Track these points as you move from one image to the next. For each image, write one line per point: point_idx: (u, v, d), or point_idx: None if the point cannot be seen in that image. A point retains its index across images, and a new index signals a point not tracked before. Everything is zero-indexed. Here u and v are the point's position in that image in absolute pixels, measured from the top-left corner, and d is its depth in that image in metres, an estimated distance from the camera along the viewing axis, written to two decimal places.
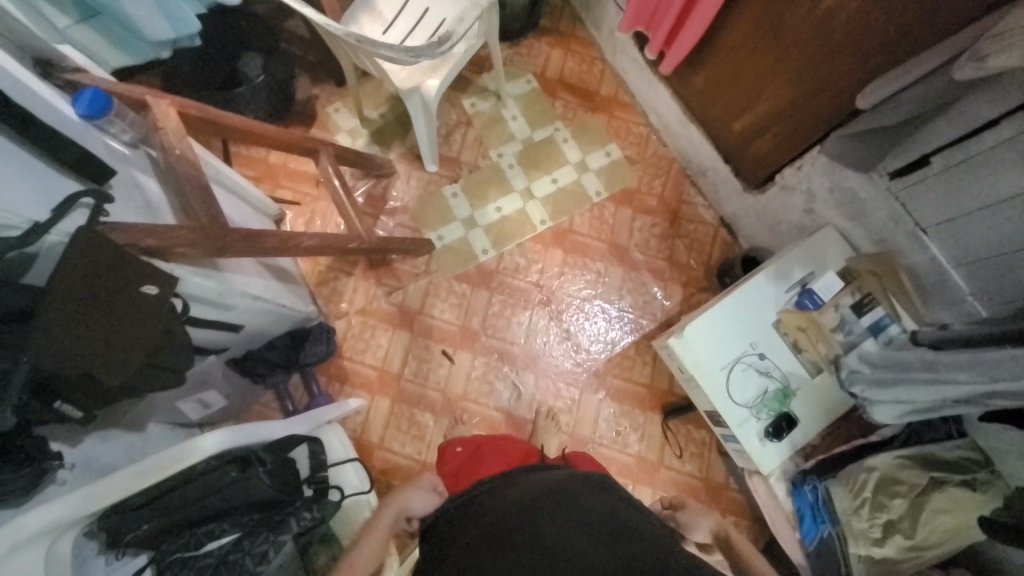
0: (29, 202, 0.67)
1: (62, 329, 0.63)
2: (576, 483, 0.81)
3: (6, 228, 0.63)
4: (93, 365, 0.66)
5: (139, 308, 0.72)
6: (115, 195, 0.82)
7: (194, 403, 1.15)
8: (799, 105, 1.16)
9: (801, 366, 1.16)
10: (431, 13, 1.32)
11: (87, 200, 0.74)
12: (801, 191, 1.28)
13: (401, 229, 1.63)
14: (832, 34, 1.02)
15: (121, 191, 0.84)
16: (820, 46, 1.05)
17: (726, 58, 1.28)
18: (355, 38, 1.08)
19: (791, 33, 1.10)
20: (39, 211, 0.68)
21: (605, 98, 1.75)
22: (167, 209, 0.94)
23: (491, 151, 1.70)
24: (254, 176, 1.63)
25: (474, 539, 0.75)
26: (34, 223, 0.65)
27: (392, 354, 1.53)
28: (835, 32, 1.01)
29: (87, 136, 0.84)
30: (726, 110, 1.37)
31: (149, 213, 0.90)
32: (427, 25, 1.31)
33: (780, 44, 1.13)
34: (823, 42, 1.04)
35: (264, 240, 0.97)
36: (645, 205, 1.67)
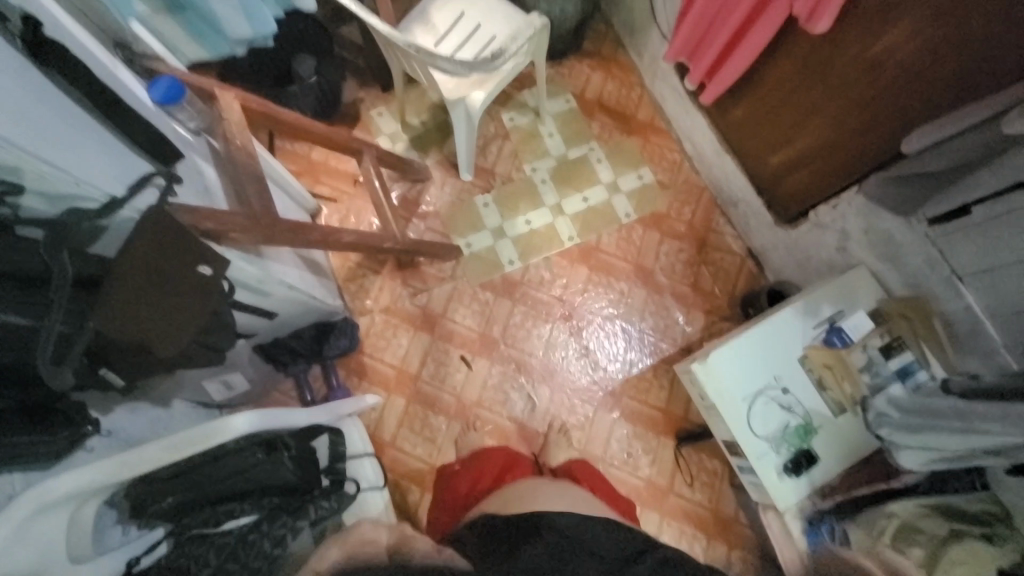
0: (108, 176, 0.72)
1: (123, 298, 0.67)
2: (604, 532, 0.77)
3: (87, 200, 0.69)
4: (152, 336, 0.70)
5: (195, 284, 0.74)
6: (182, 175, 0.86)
7: (221, 384, 1.18)
8: (839, 145, 1.17)
9: (825, 404, 1.15)
10: (482, 30, 1.37)
11: (157, 179, 0.79)
12: (834, 229, 1.29)
13: (431, 233, 1.66)
14: (879, 78, 1.03)
15: (187, 173, 0.89)
16: (865, 90, 1.07)
17: (769, 93, 1.30)
18: (411, 48, 1.13)
19: (837, 75, 1.11)
20: (115, 185, 0.72)
21: (641, 123, 1.77)
22: (222, 194, 0.98)
23: (526, 164, 1.73)
24: (296, 171, 1.69)
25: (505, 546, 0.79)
26: (110, 199, 0.70)
27: (411, 354, 1.55)
28: (882, 76, 1.03)
29: (159, 119, 0.89)
30: (764, 143, 1.39)
31: (206, 196, 0.92)
32: (478, 41, 1.36)
33: (826, 84, 1.15)
34: (868, 86, 1.06)
35: (308, 233, 1.00)
36: (673, 230, 1.68)
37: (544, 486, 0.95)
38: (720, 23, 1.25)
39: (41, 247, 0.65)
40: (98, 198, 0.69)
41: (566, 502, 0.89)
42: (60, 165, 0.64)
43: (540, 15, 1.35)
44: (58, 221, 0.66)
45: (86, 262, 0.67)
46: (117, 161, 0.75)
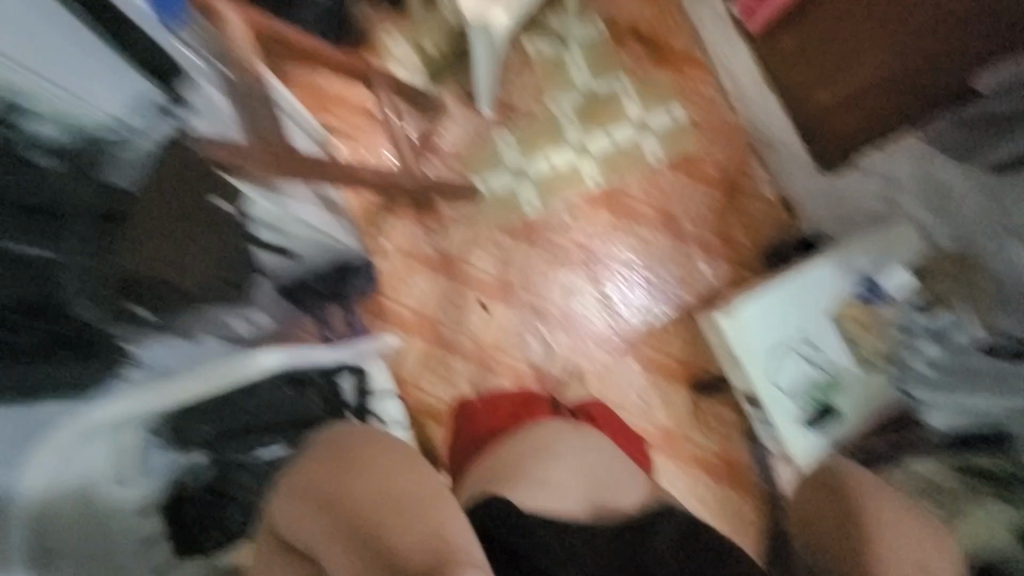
0: (114, 98, 0.71)
1: (148, 237, 0.73)
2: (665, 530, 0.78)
3: (91, 124, 0.70)
4: (172, 273, 0.75)
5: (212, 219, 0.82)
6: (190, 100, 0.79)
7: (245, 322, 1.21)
8: (899, 80, 1.08)
9: (850, 358, 1.14)
10: None
11: (164, 105, 0.77)
12: (882, 176, 1.20)
13: (449, 173, 1.59)
14: (955, 5, 0.96)
15: (200, 100, 0.83)
16: (939, 17, 0.99)
17: (833, 18, 1.18)
18: None
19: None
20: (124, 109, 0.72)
21: (677, 53, 1.63)
22: (233, 120, 0.87)
23: (550, 99, 1.62)
24: (306, 102, 1.60)
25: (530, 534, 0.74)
26: (113, 121, 0.71)
27: (429, 298, 1.55)
28: (960, 2, 0.95)
29: None
30: (815, 80, 1.27)
31: (218, 125, 0.84)
32: None
33: (904, 7, 1.03)
34: (944, 13, 0.98)
35: (327, 170, 0.96)
36: (704, 174, 1.59)
37: (560, 433, 0.89)
38: None
39: (55, 178, 0.66)
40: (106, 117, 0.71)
41: (579, 458, 0.88)
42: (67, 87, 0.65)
43: None
44: (68, 149, 0.67)
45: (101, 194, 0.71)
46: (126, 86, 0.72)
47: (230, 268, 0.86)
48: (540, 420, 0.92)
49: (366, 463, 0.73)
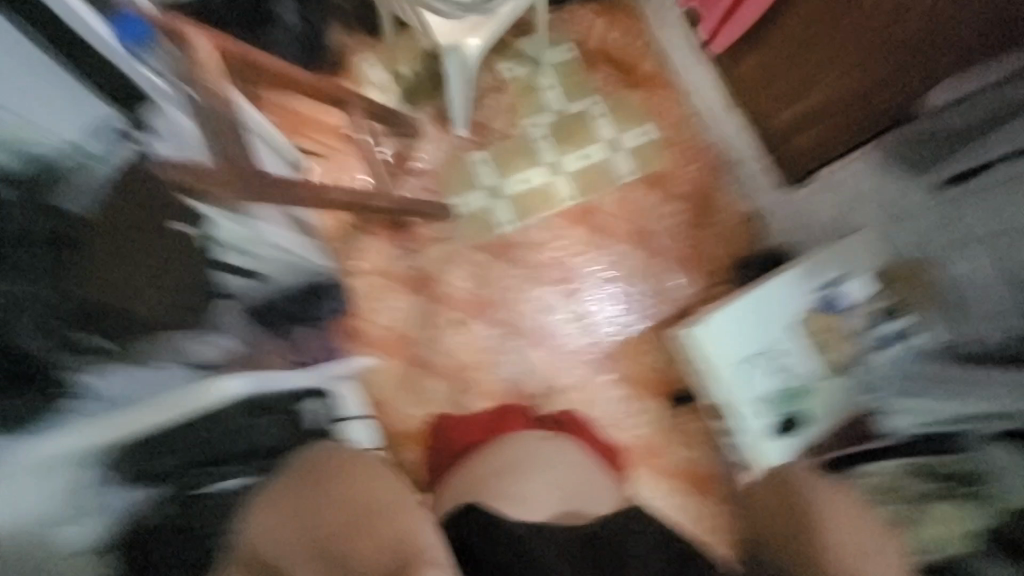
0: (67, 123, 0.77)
1: (97, 258, 0.71)
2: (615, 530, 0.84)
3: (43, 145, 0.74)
4: (130, 298, 0.73)
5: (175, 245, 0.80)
6: None
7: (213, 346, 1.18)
8: (858, 98, 1.13)
9: (817, 366, 1.15)
10: None
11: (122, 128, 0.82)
12: (843, 189, 1.24)
13: (424, 192, 1.60)
14: (903, 26, 0.99)
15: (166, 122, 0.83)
16: (889, 39, 1.02)
17: (782, 40, 1.24)
18: None
19: (860, 22, 1.06)
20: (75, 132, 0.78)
21: (646, 74, 1.68)
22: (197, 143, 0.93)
23: (524, 119, 1.65)
24: (281, 124, 1.60)
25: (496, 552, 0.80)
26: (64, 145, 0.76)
27: (405, 318, 1.53)
28: (906, 24, 0.98)
29: (126, 61, 0.80)
30: (773, 99, 1.34)
31: (180, 146, 0.89)
32: None
33: (844, 31, 1.09)
34: (892, 35, 1.01)
35: (294, 190, 0.95)
36: (675, 190, 1.62)
37: (532, 446, 0.97)
38: None
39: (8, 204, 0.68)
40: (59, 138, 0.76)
41: (553, 471, 0.94)
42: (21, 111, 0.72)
43: None
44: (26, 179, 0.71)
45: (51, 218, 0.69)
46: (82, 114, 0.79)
47: (191, 295, 0.83)
48: (515, 435, 1.00)
49: (354, 530, 0.88)
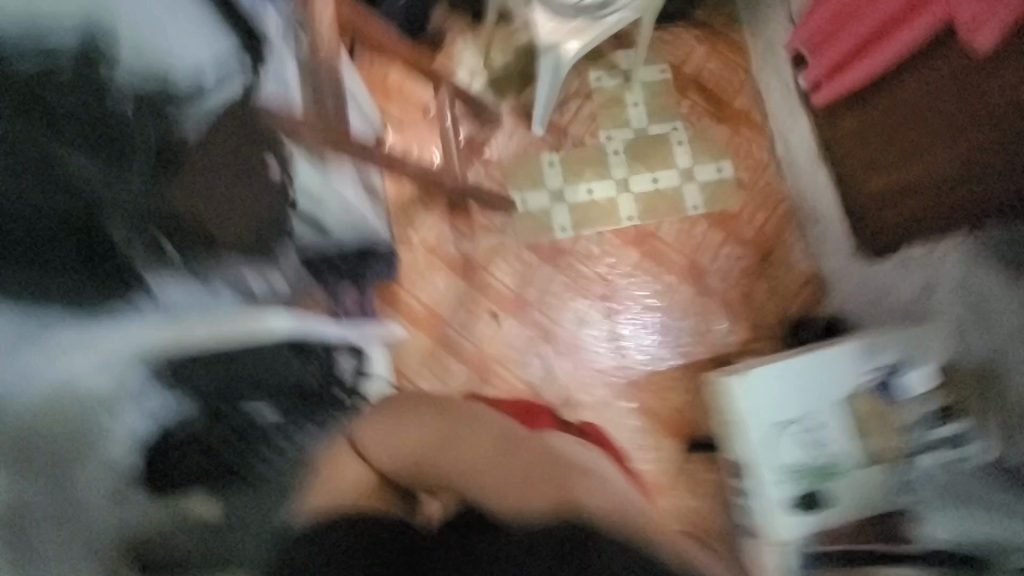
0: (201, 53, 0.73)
1: (187, 175, 0.71)
2: None
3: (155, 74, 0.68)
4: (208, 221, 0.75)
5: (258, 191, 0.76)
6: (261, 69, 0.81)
7: None
8: (960, 182, 1.06)
9: (852, 449, 1.08)
10: None
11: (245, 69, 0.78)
12: (922, 272, 1.17)
13: (489, 181, 1.62)
14: None
15: (271, 64, 0.85)
16: (1017, 128, 0.94)
17: (899, 104, 1.16)
18: None
19: (989, 104, 0.98)
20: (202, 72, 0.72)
21: (736, 110, 1.64)
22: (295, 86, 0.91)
23: (602, 131, 1.64)
24: (369, 88, 1.65)
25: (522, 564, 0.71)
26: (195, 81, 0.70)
27: (444, 298, 1.56)
28: None
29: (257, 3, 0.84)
30: (869, 163, 1.27)
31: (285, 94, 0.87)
32: None
33: (973, 108, 1.01)
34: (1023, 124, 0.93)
35: (374, 154, 0.98)
36: (739, 233, 1.58)
37: (566, 443, 0.89)
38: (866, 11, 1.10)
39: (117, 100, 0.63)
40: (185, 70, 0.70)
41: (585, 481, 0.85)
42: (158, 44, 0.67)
43: None
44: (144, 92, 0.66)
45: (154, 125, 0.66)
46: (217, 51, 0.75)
47: (263, 232, 0.87)
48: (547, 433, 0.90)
49: (413, 413, 0.93)
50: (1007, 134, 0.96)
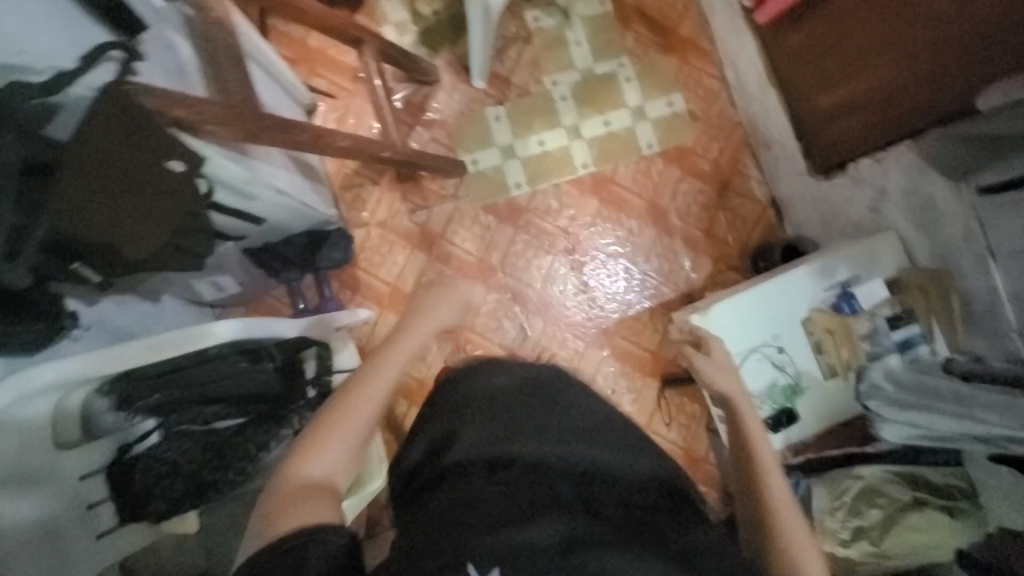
0: (61, 45, 0.65)
1: (73, 193, 0.61)
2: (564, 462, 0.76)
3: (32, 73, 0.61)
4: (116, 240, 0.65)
5: (162, 184, 0.67)
6: (145, 52, 0.73)
7: (210, 284, 1.20)
8: (904, 88, 1.03)
9: (817, 367, 1.10)
10: None
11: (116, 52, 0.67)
12: (871, 186, 1.18)
13: (435, 145, 1.53)
14: (973, 12, 0.87)
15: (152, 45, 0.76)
16: (955, 24, 0.90)
17: (843, 12, 1.11)
18: None
19: (926, 1, 0.94)
20: (64, 56, 0.65)
21: (681, 38, 1.57)
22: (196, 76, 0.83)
23: (546, 76, 1.56)
24: (290, 58, 1.51)
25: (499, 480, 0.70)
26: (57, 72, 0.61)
27: (406, 273, 1.52)
28: (978, 9, 0.86)
29: None
30: (816, 79, 1.24)
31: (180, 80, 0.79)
32: None
33: (911, 8, 0.96)
34: (960, 19, 0.89)
35: (298, 134, 0.91)
36: (695, 168, 1.56)
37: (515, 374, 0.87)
38: None
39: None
40: (44, 69, 0.62)
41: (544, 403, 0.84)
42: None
43: None
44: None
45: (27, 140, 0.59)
46: (74, 36, 0.67)
47: (184, 236, 0.73)
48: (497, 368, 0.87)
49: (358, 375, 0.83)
50: (945, 31, 0.92)
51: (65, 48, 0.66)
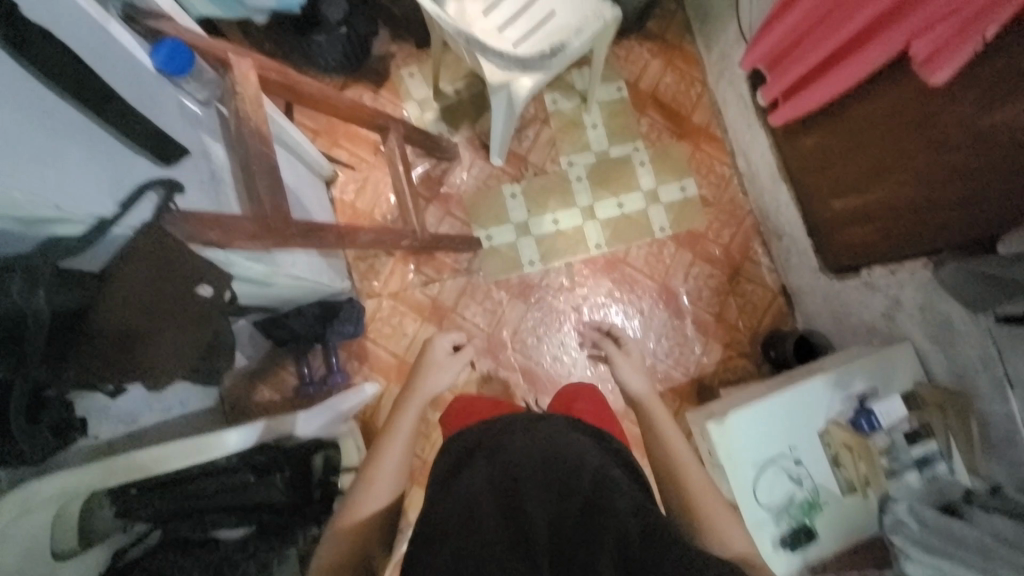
0: (94, 193, 0.56)
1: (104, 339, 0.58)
2: (524, 465, 0.63)
3: (70, 222, 0.52)
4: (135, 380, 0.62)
5: (191, 313, 0.65)
6: (187, 179, 0.73)
7: None
8: (919, 209, 1.04)
9: (836, 482, 1.08)
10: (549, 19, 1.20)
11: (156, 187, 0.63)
12: (885, 294, 1.19)
13: (451, 219, 1.55)
14: (985, 151, 0.88)
15: (189, 162, 0.76)
16: (966, 159, 0.91)
17: (857, 126, 1.13)
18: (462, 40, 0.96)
19: (938, 134, 0.95)
20: (104, 205, 0.57)
21: (695, 125, 1.62)
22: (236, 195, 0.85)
23: (563, 156, 1.59)
24: (313, 129, 1.55)
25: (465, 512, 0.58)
26: (100, 219, 0.55)
27: (414, 346, 1.50)
28: (990, 151, 0.87)
29: (160, 96, 0.75)
30: (832, 183, 1.25)
31: (214, 192, 0.80)
32: (542, 35, 1.20)
33: (925, 135, 0.98)
34: (972, 155, 0.90)
35: (323, 235, 0.90)
36: (707, 252, 1.58)
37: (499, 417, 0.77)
38: (826, 28, 1.08)
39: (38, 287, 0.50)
40: (82, 220, 0.53)
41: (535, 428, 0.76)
42: (33, 187, 0.48)
43: (616, 7, 1.16)
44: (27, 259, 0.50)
45: (67, 289, 0.54)
46: (115, 173, 0.60)
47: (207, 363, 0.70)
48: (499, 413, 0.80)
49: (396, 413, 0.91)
50: (957, 164, 0.93)
51: (104, 199, 0.57)
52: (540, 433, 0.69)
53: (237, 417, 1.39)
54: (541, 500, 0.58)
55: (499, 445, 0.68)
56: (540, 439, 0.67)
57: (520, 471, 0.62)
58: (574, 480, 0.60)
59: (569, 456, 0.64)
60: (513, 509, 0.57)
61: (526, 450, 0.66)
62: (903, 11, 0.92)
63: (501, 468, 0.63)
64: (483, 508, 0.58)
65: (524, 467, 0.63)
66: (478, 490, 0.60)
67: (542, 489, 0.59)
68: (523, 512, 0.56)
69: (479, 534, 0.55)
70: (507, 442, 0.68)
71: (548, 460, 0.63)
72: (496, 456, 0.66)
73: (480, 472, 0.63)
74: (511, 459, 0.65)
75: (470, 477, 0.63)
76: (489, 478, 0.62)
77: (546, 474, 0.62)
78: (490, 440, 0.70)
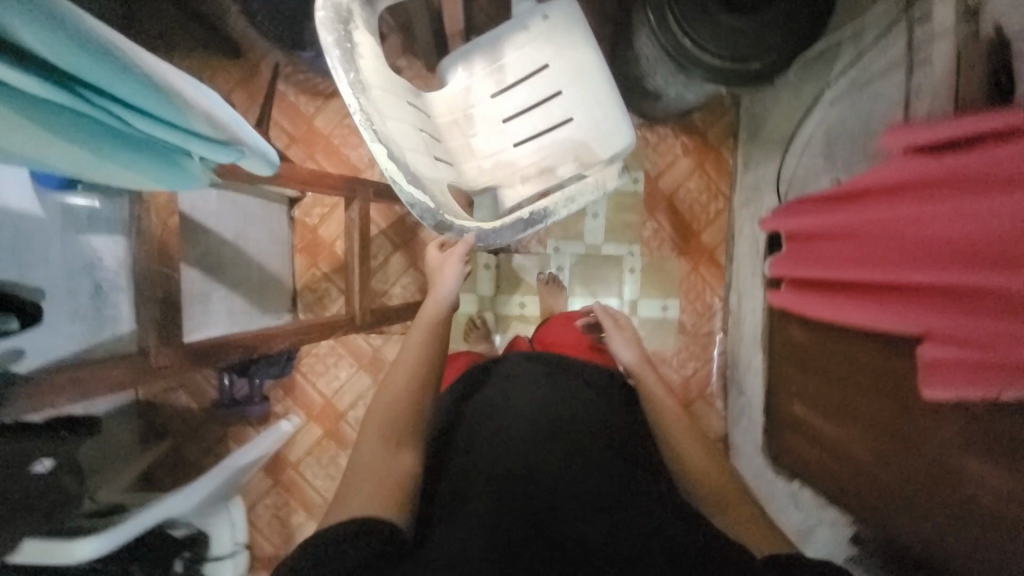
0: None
1: None
2: (530, 425, 0.73)
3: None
4: None
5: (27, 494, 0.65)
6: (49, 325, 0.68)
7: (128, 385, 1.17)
8: (859, 475, 0.98)
9: None
10: (560, 129, 1.00)
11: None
12: (806, 513, 1.16)
13: (414, 272, 1.44)
14: (921, 458, 0.83)
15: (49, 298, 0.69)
16: (907, 446, 0.86)
17: (842, 358, 1.02)
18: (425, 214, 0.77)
19: (897, 415, 0.88)
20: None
21: (701, 243, 1.48)
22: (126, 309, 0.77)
23: (550, 240, 1.47)
24: (289, 134, 1.37)
25: (472, 485, 0.66)
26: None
27: (345, 391, 1.46)
28: (928, 462, 0.82)
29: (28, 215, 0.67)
30: (801, 389, 1.17)
31: (90, 319, 0.73)
32: (546, 145, 1.01)
33: (894, 402, 0.89)
34: (907, 438, 0.86)
35: (226, 354, 0.82)
36: (665, 378, 1.51)
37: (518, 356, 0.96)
38: (852, 251, 0.94)
39: None
40: None
41: None
42: None
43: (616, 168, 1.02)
44: None
45: None
46: None
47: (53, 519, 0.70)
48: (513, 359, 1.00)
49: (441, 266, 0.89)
50: (894, 442, 0.89)
51: None
52: (547, 398, 0.79)
53: (149, 417, 1.38)
54: (552, 472, 0.66)
55: (517, 399, 0.79)
56: (539, 407, 0.77)
57: (527, 439, 0.70)
58: (574, 446, 0.71)
59: (575, 419, 0.76)
60: (524, 477, 0.65)
61: (549, 415, 0.75)
62: (935, 296, 0.78)
63: (504, 438, 0.71)
64: (494, 477, 0.65)
65: (527, 438, 0.70)
66: (504, 443, 0.70)
67: (545, 454, 0.68)
68: (532, 482, 0.65)
69: (492, 497, 0.63)
70: (510, 396, 0.80)
71: (548, 427, 0.73)
72: (494, 422, 0.75)
73: (503, 430, 0.72)
74: (501, 416, 0.76)
75: (475, 448, 0.71)
76: (516, 429, 0.72)
77: (548, 442, 0.70)
78: (496, 388, 0.85)
